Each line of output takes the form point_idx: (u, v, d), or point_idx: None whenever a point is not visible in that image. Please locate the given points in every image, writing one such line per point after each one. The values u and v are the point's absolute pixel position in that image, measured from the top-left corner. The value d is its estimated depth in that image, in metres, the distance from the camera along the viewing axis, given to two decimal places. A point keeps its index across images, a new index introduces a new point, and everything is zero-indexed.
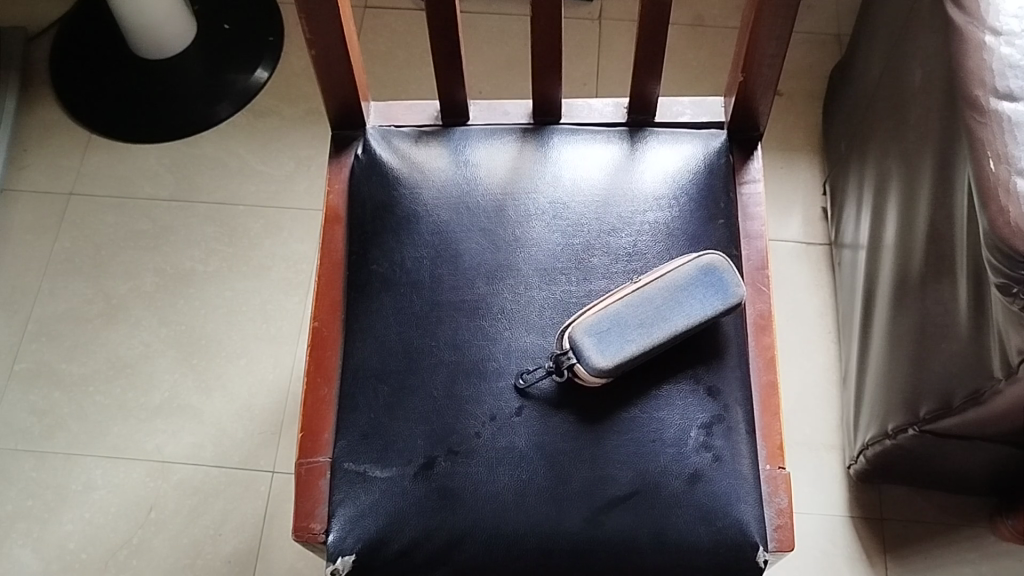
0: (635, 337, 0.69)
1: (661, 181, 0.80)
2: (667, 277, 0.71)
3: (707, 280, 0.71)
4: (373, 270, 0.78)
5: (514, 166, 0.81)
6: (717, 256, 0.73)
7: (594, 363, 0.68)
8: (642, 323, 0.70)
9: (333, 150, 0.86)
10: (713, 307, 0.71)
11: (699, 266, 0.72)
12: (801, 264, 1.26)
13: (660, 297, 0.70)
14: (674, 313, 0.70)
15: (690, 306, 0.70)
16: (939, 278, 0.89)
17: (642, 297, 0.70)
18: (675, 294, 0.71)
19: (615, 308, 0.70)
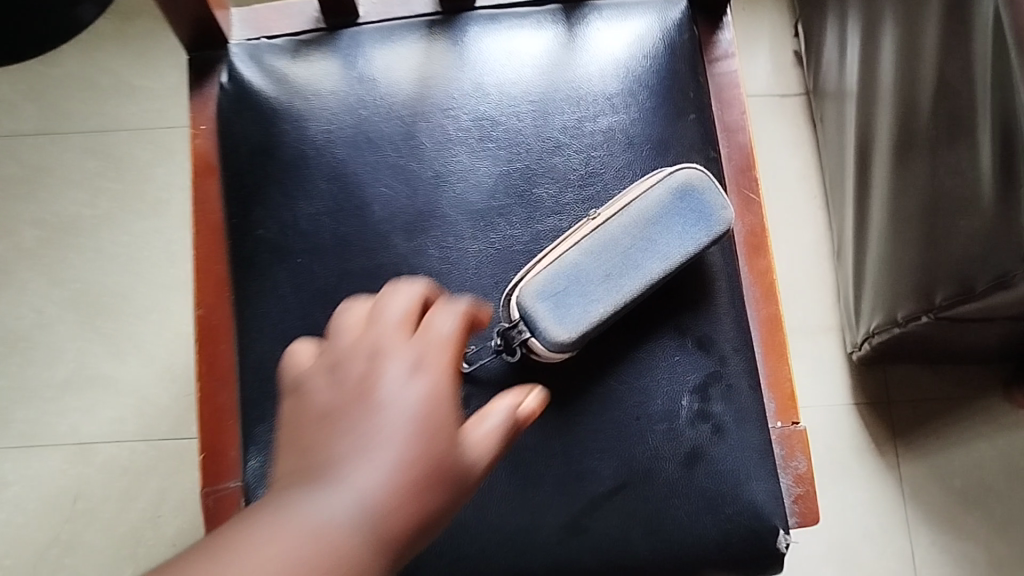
0: (602, 295, 0.54)
1: (611, 73, 0.63)
2: (634, 209, 0.55)
3: (684, 206, 0.56)
4: (261, 238, 0.61)
5: (422, 74, 0.63)
6: (693, 172, 0.57)
7: (551, 338, 0.53)
8: (610, 276, 0.54)
9: (190, 77, 0.67)
10: (695, 241, 0.56)
11: (674, 190, 0.56)
12: (777, 122, 1.09)
13: (628, 239, 0.55)
14: (646, 257, 0.55)
15: (666, 245, 0.55)
16: (954, 144, 0.74)
17: (606, 239, 0.55)
18: (648, 233, 0.55)
19: (572, 258, 0.54)
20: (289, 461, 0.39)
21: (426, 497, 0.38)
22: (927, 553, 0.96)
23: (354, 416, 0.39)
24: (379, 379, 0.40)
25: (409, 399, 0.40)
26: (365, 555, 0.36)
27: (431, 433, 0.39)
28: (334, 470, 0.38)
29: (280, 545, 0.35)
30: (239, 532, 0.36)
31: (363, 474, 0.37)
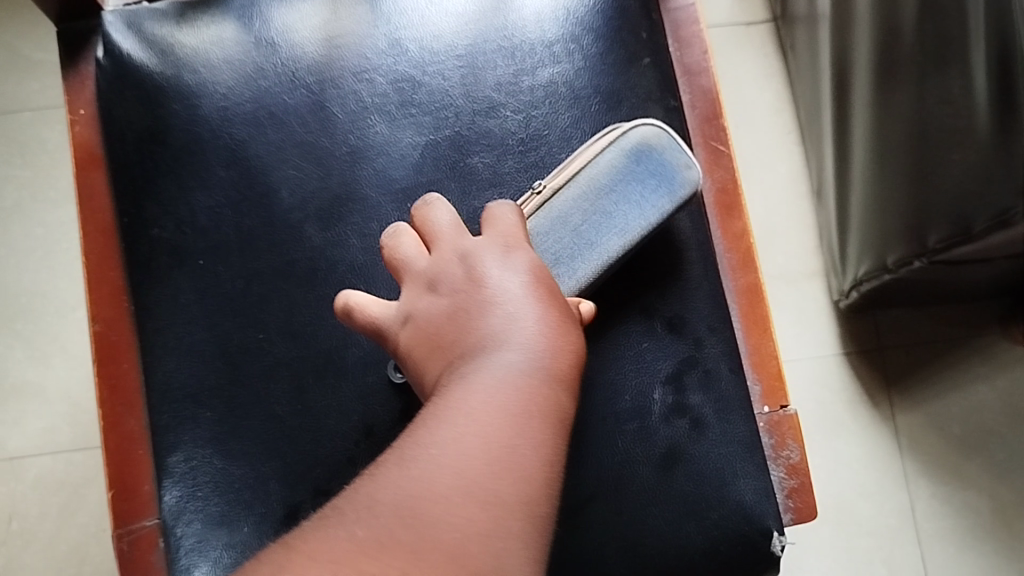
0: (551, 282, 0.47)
1: (548, 15, 0.54)
2: (583, 178, 0.48)
3: (643, 169, 0.48)
4: (155, 238, 0.52)
5: (328, 32, 0.54)
6: (653, 127, 0.49)
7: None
8: (558, 260, 0.47)
9: (63, 55, 0.57)
10: (658, 208, 0.48)
11: (629, 152, 0.48)
12: (744, 54, 1.00)
13: (578, 215, 0.48)
14: (601, 234, 0.48)
15: (623, 217, 0.48)
16: (944, 66, 0.66)
17: (554, 216, 0.47)
18: (601, 206, 0.48)
19: None
20: (432, 363, 0.40)
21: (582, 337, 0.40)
22: (930, 507, 0.89)
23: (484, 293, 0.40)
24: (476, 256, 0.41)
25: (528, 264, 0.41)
26: (557, 390, 0.38)
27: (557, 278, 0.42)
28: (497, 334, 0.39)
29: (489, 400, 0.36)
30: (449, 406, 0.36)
31: (525, 327, 0.39)
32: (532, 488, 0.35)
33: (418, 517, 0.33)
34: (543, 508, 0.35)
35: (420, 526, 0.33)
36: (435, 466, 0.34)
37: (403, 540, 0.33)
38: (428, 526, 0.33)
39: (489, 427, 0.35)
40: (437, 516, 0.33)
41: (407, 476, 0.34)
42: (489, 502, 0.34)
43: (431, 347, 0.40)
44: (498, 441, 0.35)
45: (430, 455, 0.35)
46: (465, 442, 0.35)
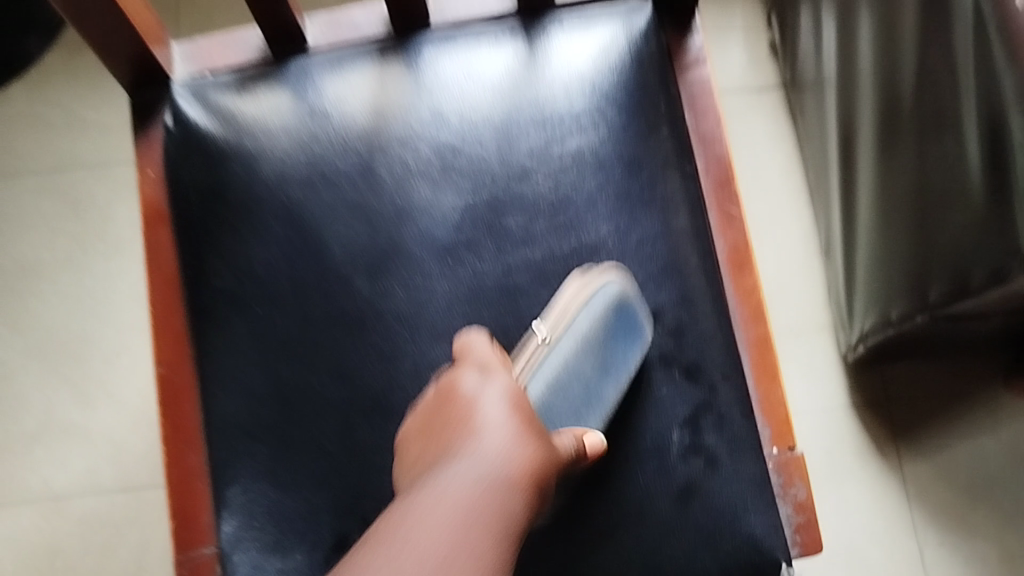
0: None
1: (576, 89, 0.59)
2: (576, 338, 0.53)
3: (622, 321, 0.53)
4: (215, 288, 0.58)
5: (376, 104, 0.60)
6: (620, 282, 0.54)
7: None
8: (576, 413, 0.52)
9: (135, 120, 0.63)
10: (644, 352, 0.54)
11: (609, 306, 0.53)
12: (755, 118, 1.06)
13: (587, 368, 0.53)
14: (606, 386, 0.53)
15: (619, 368, 0.53)
16: (941, 133, 0.71)
17: (559, 376, 0.52)
18: (606, 357, 0.53)
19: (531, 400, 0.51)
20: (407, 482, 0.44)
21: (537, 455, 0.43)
22: (937, 555, 0.92)
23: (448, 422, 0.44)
24: (450, 391, 0.46)
25: (494, 393, 0.45)
26: (502, 503, 0.41)
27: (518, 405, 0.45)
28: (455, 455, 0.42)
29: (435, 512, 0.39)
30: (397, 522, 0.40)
31: (483, 443, 0.42)
32: None
33: None
34: None
35: None
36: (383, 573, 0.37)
37: None
38: None
39: (430, 537, 0.38)
40: None
41: None
42: None
43: (412, 469, 0.45)
44: (438, 549, 0.38)
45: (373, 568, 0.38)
46: (407, 552, 0.38)
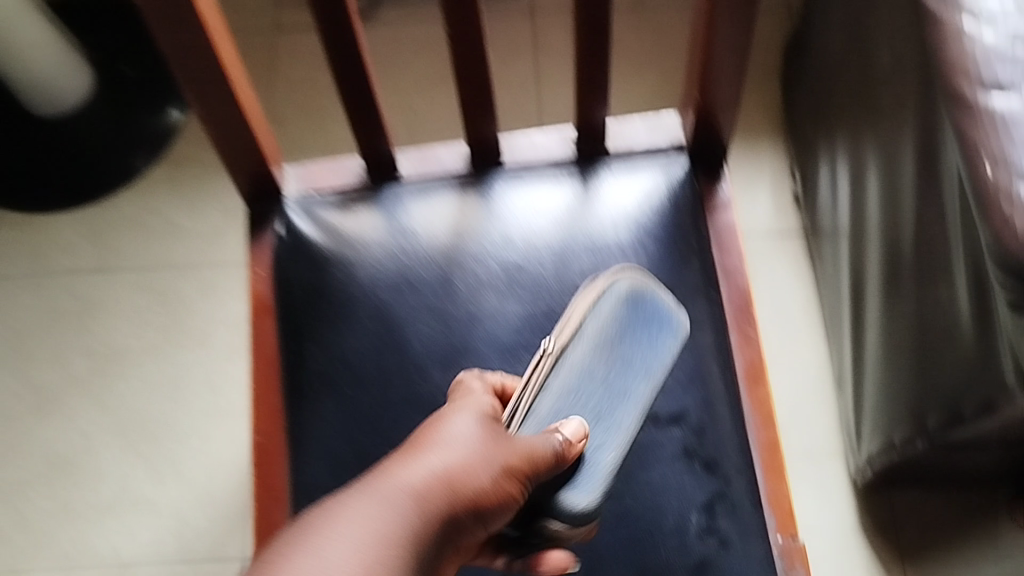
0: (606, 439, 0.51)
1: (622, 224, 0.71)
2: (591, 334, 0.52)
3: (636, 315, 0.55)
4: (312, 371, 0.69)
5: (456, 226, 0.72)
6: (630, 278, 0.55)
7: (568, 503, 0.48)
8: (601, 419, 0.51)
9: (250, 227, 0.75)
10: (665, 347, 0.55)
11: (622, 303, 0.54)
12: (777, 259, 1.18)
13: (601, 372, 0.52)
14: (630, 380, 0.53)
15: (642, 362, 0.54)
16: (936, 279, 0.81)
17: (583, 372, 0.52)
18: (617, 358, 0.53)
19: (555, 399, 0.50)
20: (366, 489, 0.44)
21: (488, 476, 0.42)
22: None
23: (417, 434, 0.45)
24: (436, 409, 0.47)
25: (468, 415, 0.45)
26: (429, 519, 0.40)
27: (492, 430, 0.45)
28: (402, 461, 0.42)
29: (358, 511, 0.39)
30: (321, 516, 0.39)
31: (430, 458, 0.42)
32: None
33: None
34: None
35: None
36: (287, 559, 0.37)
37: None
38: None
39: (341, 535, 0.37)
40: None
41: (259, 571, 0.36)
42: None
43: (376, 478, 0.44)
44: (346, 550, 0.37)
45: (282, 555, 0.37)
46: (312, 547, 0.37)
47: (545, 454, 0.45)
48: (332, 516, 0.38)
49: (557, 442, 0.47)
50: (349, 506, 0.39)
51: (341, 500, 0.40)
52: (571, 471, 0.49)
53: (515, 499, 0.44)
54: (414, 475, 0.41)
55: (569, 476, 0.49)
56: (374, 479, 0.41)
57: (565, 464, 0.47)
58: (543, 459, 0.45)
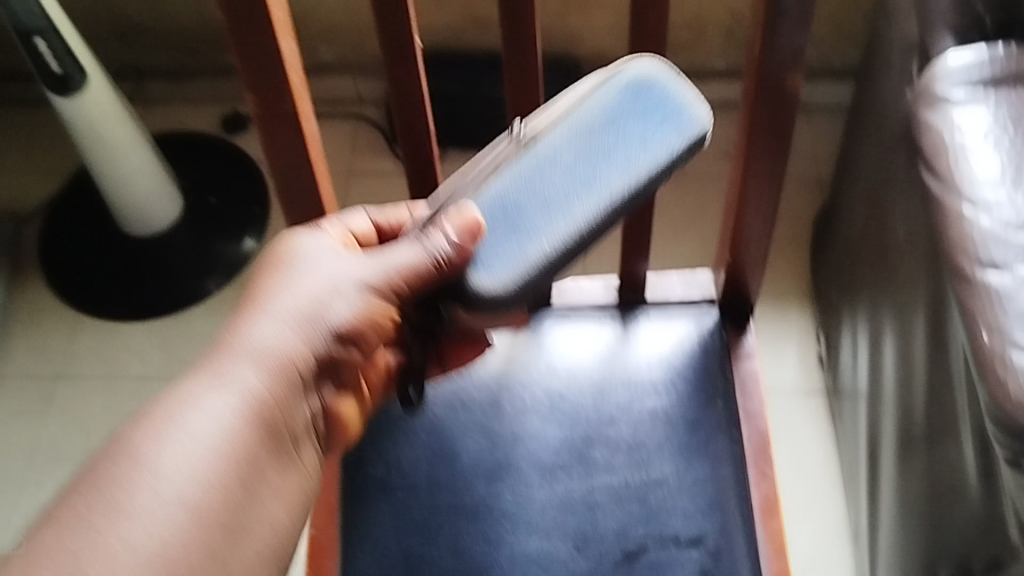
0: (553, 212, 0.55)
1: (656, 365, 0.80)
2: (570, 112, 0.57)
3: (634, 98, 0.56)
4: (369, 474, 0.76)
5: (507, 355, 0.81)
6: (642, 61, 0.57)
7: (473, 284, 0.56)
8: (550, 204, 0.55)
9: None
10: (662, 138, 0.56)
11: (619, 84, 0.57)
12: (800, 415, 1.24)
13: (572, 156, 0.56)
14: (604, 169, 0.55)
15: (627, 156, 0.55)
16: (944, 439, 0.87)
17: (547, 164, 0.56)
18: (591, 142, 0.56)
19: (508, 201, 0.56)
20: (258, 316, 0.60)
21: (347, 301, 0.59)
22: None
23: (283, 270, 0.60)
24: (301, 241, 0.62)
25: (325, 253, 0.61)
26: (295, 349, 0.57)
27: (344, 257, 0.61)
28: (270, 300, 0.58)
29: (240, 358, 0.55)
30: (211, 364, 0.54)
31: (291, 296, 0.58)
32: (243, 441, 0.53)
33: (143, 446, 0.49)
34: (247, 449, 0.53)
35: (146, 459, 0.48)
36: (187, 407, 0.51)
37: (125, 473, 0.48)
38: (149, 457, 0.49)
39: (225, 385, 0.53)
40: (154, 448, 0.49)
41: (161, 417, 0.51)
42: (203, 450, 0.50)
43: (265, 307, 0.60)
44: (232, 399, 0.53)
45: (180, 403, 0.52)
46: (202, 397, 0.52)
47: (410, 265, 0.59)
48: (206, 365, 0.54)
49: (450, 245, 0.56)
50: (218, 357, 0.55)
51: (217, 349, 0.55)
52: (479, 241, 0.56)
53: (379, 317, 0.60)
54: (276, 325, 0.57)
55: (477, 250, 0.56)
56: (242, 328, 0.56)
57: (458, 253, 0.56)
58: (414, 272, 0.59)
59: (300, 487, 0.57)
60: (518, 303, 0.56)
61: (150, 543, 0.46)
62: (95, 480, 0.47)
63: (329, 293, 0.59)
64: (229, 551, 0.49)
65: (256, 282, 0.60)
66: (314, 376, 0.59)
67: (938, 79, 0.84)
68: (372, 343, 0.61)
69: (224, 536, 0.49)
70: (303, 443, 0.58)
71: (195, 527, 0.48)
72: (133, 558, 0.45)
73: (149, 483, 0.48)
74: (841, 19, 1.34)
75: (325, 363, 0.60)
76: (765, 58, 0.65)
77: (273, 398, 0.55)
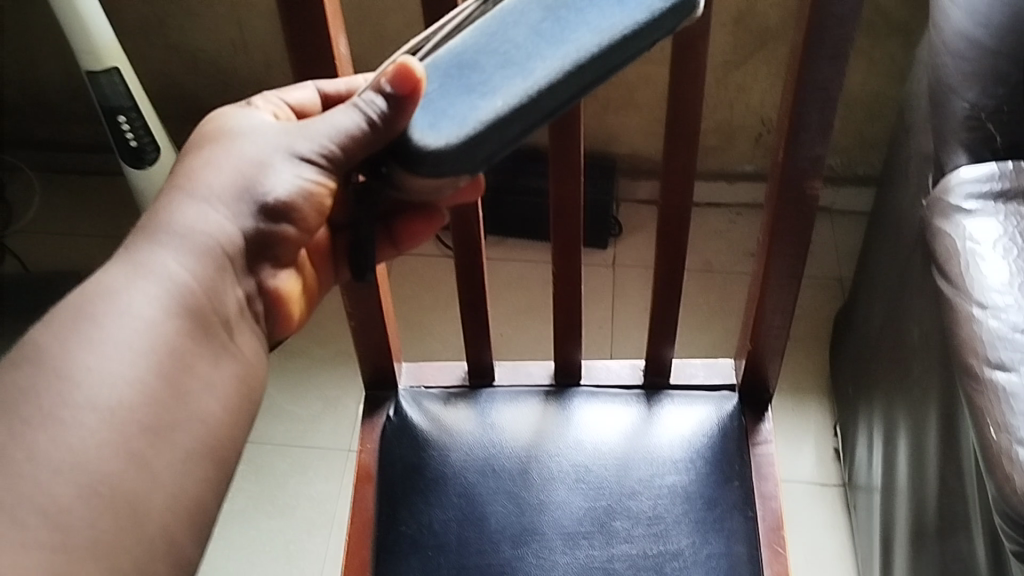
0: (512, 69, 0.53)
1: (677, 444, 0.84)
2: None
3: None
4: (402, 532, 0.80)
5: (537, 428, 0.86)
6: None
7: (415, 138, 0.54)
8: (509, 61, 0.54)
9: (365, 409, 0.89)
10: (636, 2, 0.53)
11: None
12: (816, 507, 1.27)
13: (541, 15, 0.55)
14: (569, 29, 0.53)
15: (596, 17, 0.53)
16: (956, 533, 0.89)
17: (512, 25, 0.55)
18: (557, 4, 0.55)
19: (467, 60, 0.55)
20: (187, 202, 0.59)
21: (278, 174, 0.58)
22: None
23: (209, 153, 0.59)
24: (228, 120, 0.61)
25: (252, 131, 0.60)
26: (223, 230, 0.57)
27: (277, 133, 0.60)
28: (193, 184, 0.57)
29: (162, 244, 0.55)
30: (129, 252, 0.54)
31: (216, 175, 0.58)
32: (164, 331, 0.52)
33: (54, 344, 0.49)
34: (170, 339, 0.52)
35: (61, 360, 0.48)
36: (100, 297, 0.51)
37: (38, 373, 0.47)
38: (60, 354, 0.48)
39: (145, 269, 0.53)
40: (63, 344, 0.49)
41: (73, 309, 0.50)
42: (119, 343, 0.50)
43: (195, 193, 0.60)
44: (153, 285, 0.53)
45: (95, 294, 0.51)
46: (117, 283, 0.52)
47: (347, 130, 0.57)
48: (128, 252, 0.54)
49: (386, 101, 0.55)
50: (141, 242, 0.54)
51: (141, 233, 0.55)
52: (423, 96, 0.55)
53: (317, 190, 0.59)
54: (203, 208, 0.56)
55: (420, 106, 0.55)
56: (168, 213, 0.56)
57: (397, 106, 0.55)
58: (349, 138, 0.57)
59: (237, 374, 0.57)
60: (467, 166, 0.54)
61: (66, 456, 0.45)
62: (1, 386, 0.47)
63: (258, 170, 0.58)
64: (157, 443, 0.49)
65: (181, 166, 0.59)
66: (245, 257, 0.59)
67: (950, 191, 0.90)
68: (308, 220, 0.60)
69: (145, 436, 0.49)
70: (239, 327, 0.58)
71: (113, 431, 0.47)
72: (48, 470, 0.44)
73: (61, 387, 0.47)
74: (865, 130, 1.42)
75: (255, 243, 0.59)
76: (788, 164, 0.72)
77: (201, 284, 0.55)
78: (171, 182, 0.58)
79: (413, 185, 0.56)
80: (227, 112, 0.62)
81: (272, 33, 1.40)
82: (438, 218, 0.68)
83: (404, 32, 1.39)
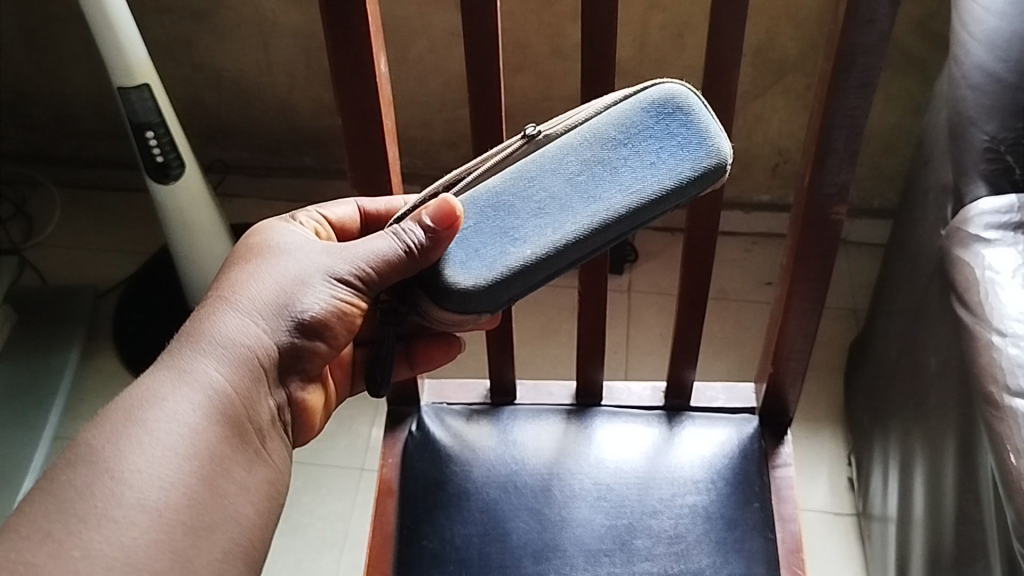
0: (545, 220, 0.59)
1: (699, 466, 0.85)
2: (585, 128, 0.61)
3: (651, 123, 0.60)
4: (423, 545, 0.81)
5: (560, 447, 0.87)
6: (669, 90, 0.60)
7: (446, 274, 0.61)
8: (544, 210, 0.60)
9: (387, 425, 0.90)
10: (670, 168, 0.58)
11: (642, 108, 0.60)
12: (830, 537, 1.27)
13: (578, 167, 0.60)
14: (603, 188, 0.59)
15: (628, 179, 0.59)
16: (973, 562, 0.89)
17: (551, 172, 0.60)
18: (596, 158, 0.60)
19: (504, 201, 0.61)
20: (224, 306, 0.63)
21: (314, 287, 0.62)
22: None
23: (248, 262, 0.63)
24: (271, 231, 0.66)
25: (290, 245, 0.65)
26: (258, 339, 0.60)
27: (314, 249, 0.64)
28: (233, 293, 0.61)
29: (199, 353, 0.58)
30: (171, 359, 0.57)
31: (255, 286, 0.61)
32: (202, 435, 0.55)
33: (101, 444, 0.51)
34: (208, 442, 0.55)
35: (104, 464, 0.50)
36: (144, 399, 0.54)
37: (82, 480, 0.50)
38: (106, 458, 0.51)
39: (184, 376, 0.56)
40: (110, 448, 0.51)
41: (118, 412, 0.53)
42: (160, 443, 0.52)
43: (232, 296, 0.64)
44: (191, 389, 0.56)
45: (138, 399, 0.54)
46: (159, 387, 0.55)
47: (386, 253, 0.62)
48: (172, 358, 0.57)
49: (427, 235, 0.60)
50: (184, 349, 0.57)
51: (183, 340, 0.58)
52: (459, 231, 0.61)
53: (351, 309, 0.63)
54: (245, 320, 0.60)
55: (453, 242, 0.61)
56: (210, 321, 0.59)
57: (434, 239, 0.60)
58: (386, 261, 0.62)
59: (268, 481, 0.58)
60: (492, 303, 0.60)
61: (115, 555, 0.48)
62: (56, 488, 0.49)
63: (298, 287, 0.62)
64: (195, 550, 0.51)
65: (224, 277, 0.63)
66: (277, 370, 0.62)
67: (970, 222, 0.91)
68: (338, 338, 0.64)
69: (188, 535, 0.51)
70: (271, 438, 0.60)
71: (158, 530, 0.50)
72: (99, 567, 0.47)
73: (111, 488, 0.50)
74: (882, 163, 1.43)
75: (288, 356, 0.62)
76: (813, 190, 0.73)
77: (240, 392, 0.58)
78: (212, 292, 0.61)
79: (438, 316, 0.62)
80: (270, 226, 0.67)
81: (298, 55, 1.43)
82: (454, 347, 0.78)
83: (429, 56, 1.41)
